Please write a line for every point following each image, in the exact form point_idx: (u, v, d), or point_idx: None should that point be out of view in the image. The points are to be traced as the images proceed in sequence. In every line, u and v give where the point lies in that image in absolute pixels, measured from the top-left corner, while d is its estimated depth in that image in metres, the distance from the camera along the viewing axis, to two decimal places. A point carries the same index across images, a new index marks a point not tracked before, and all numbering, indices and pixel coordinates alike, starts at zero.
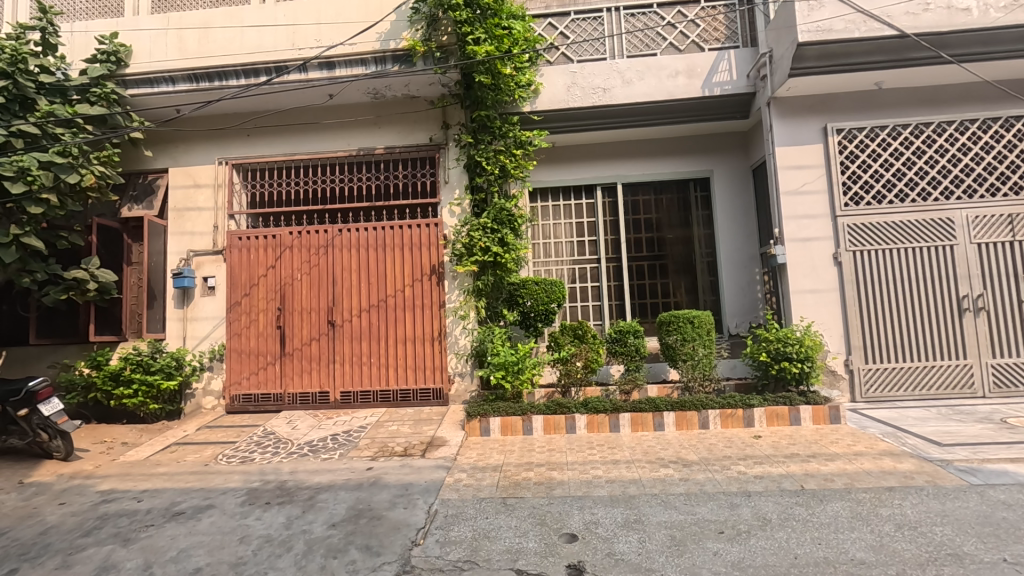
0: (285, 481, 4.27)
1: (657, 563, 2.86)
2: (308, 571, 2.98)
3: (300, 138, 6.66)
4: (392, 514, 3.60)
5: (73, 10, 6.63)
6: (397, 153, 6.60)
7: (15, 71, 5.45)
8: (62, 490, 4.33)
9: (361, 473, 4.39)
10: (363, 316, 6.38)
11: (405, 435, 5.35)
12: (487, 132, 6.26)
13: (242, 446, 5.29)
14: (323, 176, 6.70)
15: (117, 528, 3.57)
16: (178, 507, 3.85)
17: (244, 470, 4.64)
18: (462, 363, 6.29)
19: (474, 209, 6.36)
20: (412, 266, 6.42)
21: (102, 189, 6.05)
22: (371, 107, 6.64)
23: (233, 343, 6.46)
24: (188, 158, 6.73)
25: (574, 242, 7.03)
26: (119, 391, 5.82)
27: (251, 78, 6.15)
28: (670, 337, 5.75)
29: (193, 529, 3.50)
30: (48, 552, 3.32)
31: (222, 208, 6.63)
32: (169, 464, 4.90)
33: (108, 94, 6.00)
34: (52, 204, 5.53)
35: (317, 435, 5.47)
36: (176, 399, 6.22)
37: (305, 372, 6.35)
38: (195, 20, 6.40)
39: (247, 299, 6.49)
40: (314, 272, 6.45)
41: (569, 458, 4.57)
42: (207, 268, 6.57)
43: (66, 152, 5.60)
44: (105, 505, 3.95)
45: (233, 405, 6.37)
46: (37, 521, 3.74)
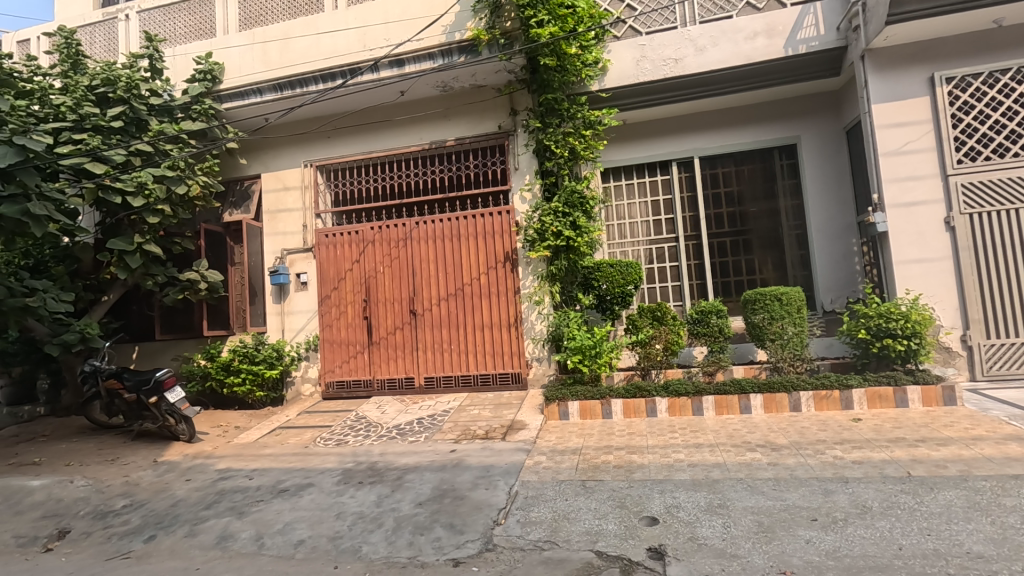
0: (375, 462, 4.54)
1: (743, 549, 2.75)
2: (397, 546, 3.16)
3: (376, 136, 6.93)
4: (474, 494, 3.72)
5: (174, 36, 7.29)
6: (467, 143, 6.71)
7: (130, 96, 6.08)
8: (187, 468, 4.88)
9: (444, 455, 4.56)
10: (442, 304, 6.59)
11: (486, 419, 5.49)
12: (555, 115, 6.20)
13: (337, 429, 5.68)
14: (398, 171, 6.94)
15: (233, 503, 3.97)
16: (283, 485, 4.21)
17: (339, 452, 4.98)
18: (539, 348, 6.34)
19: (545, 193, 6.34)
20: (486, 253, 6.52)
21: (207, 197, 6.66)
22: (440, 100, 6.78)
23: (325, 334, 6.91)
24: (277, 163, 7.23)
25: (650, 221, 6.82)
26: (230, 379, 6.43)
27: (329, 82, 6.46)
28: (757, 316, 5.46)
29: (296, 505, 3.82)
30: (178, 522, 3.77)
31: (309, 208, 7.07)
32: (275, 446, 5.37)
33: (207, 109, 6.56)
34: (166, 214, 6.19)
35: (404, 419, 5.75)
36: (279, 386, 6.75)
37: (391, 360, 6.68)
38: (276, 32, 6.81)
39: (336, 292, 6.89)
40: (394, 264, 6.74)
41: (649, 441, 4.50)
42: (300, 265, 7.04)
43: (175, 165, 6.21)
44: (222, 481, 4.41)
45: (328, 391, 6.82)
46: (168, 494, 4.25)
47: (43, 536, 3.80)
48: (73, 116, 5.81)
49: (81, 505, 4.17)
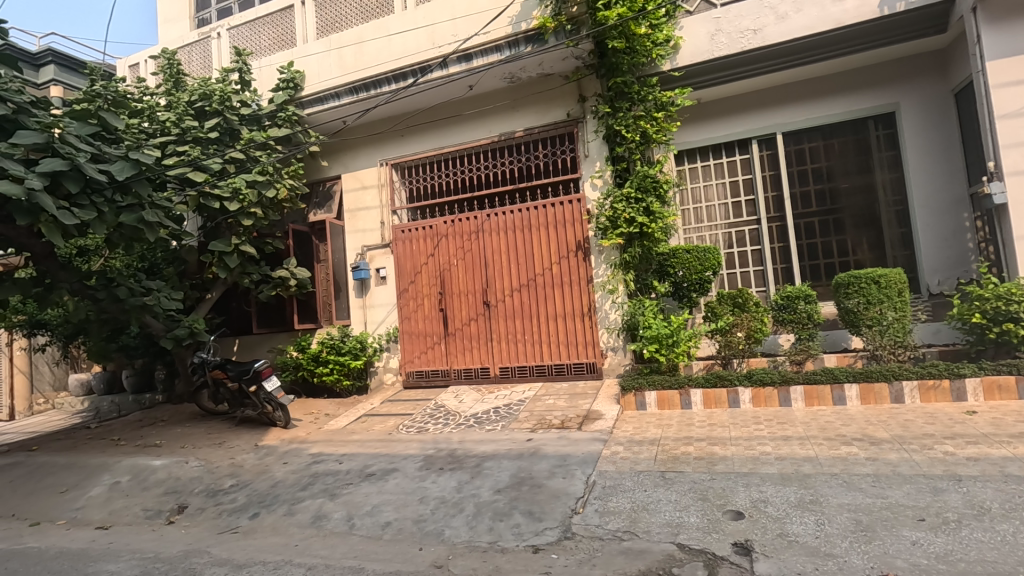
0: (454, 449, 4.68)
1: (840, 549, 2.59)
2: (478, 531, 3.26)
3: (446, 131, 7.07)
4: (551, 482, 3.74)
5: (260, 49, 7.79)
6: (536, 133, 6.69)
7: (223, 108, 6.58)
8: (284, 452, 5.25)
9: (521, 444, 4.62)
10: (515, 295, 6.65)
11: (561, 408, 5.50)
12: (625, 99, 6.05)
13: (418, 417, 5.90)
14: (469, 165, 7.05)
15: (325, 485, 4.24)
16: (370, 469, 4.44)
17: (421, 439, 5.18)
18: (614, 337, 6.26)
19: (617, 179, 6.21)
20: (558, 243, 6.50)
21: (293, 199, 7.10)
22: (508, 92, 6.80)
23: (404, 326, 7.17)
24: (356, 163, 7.56)
25: (728, 204, 6.51)
26: (319, 369, 6.86)
27: (400, 81, 6.67)
28: (850, 301, 5.08)
29: (382, 489, 4.01)
30: (278, 501, 4.08)
31: (386, 206, 7.34)
32: (361, 432, 5.67)
33: (290, 116, 6.97)
34: (258, 216, 6.67)
35: (481, 408, 5.87)
36: (363, 375, 7.11)
37: (466, 350, 6.83)
38: (350, 37, 7.10)
39: (413, 286, 7.13)
40: (468, 257, 6.87)
41: (732, 433, 4.32)
42: (379, 260, 7.35)
43: (265, 171, 6.67)
44: (315, 465, 4.71)
45: (408, 380, 7.09)
46: (268, 476, 4.60)
47: (166, 510, 4.26)
48: (177, 130, 6.37)
49: (196, 483, 4.61)
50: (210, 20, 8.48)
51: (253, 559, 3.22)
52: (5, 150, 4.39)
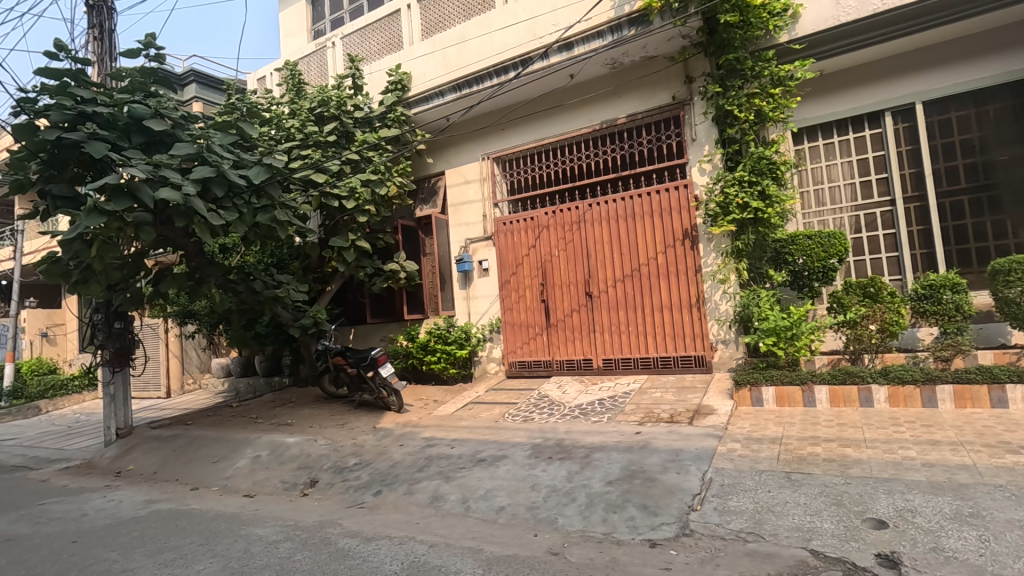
0: (562, 439, 4.70)
1: (1012, 570, 2.29)
2: (592, 521, 3.26)
3: (547, 122, 7.09)
4: (664, 477, 3.64)
5: (369, 54, 8.24)
6: (639, 119, 6.51)
7: (340, 113, 7.08)
8: (400, 434, 5.56)
9: (630, 437, 4.54)
10: (618, 285, 6.53)
11: (670, 402, 5.34)
12: (737, 76, 5.71)
13: (523, 406, 6.01)
14: (569, 155, 7.01)
15: (440, 467, 4.44)
16: (481, 455, 4.58)
17: (528, 428, 5.27)
18: (725, 329, 5.97)
19: (727, 162, 5.88)
20: (664, 231, 6.29)
21: (402, 196, 7.50)
22: (610, 78, 6.65)
23: (507, 317, 7.30)
24: (459, 159, 7.79)
25: (855, 184, 5.94)
26: (428, 357, 7.21)
27: (502, 75, 6.77)
28: (1010, 291, 4.46)
29: (494, 474, 4.13)
30: (398, 480, 4.34)
31: (488, 199, 7.51)
32: (469, 419, 5.88)
33: (399, 117, 7.34)
34: (372, 213, 7.13)
35: (586, 400, 5.86)
36: (468, 364, 7.35)
37: (569, 341, 6.83)
38: (454, 37, 7.30)
39: (515, 277, 7.23)
40: (570, 247, 6.85)
41: (866, 434, 3.96)
42: (481, 252, 7.53)
43: (378, 170, 7.13)
44: (429, 448, 4.94)
45: (511, 370, 7.22)
46: (387, 456, 4.90)
47: (300, 483, 4.69)
48: (301, 135, 6.92)
49: (324, 460, 5.02)
50: (325, 31, 9.11)
51: (380, 533, 3.46)
52: (166, 161, 5.00)
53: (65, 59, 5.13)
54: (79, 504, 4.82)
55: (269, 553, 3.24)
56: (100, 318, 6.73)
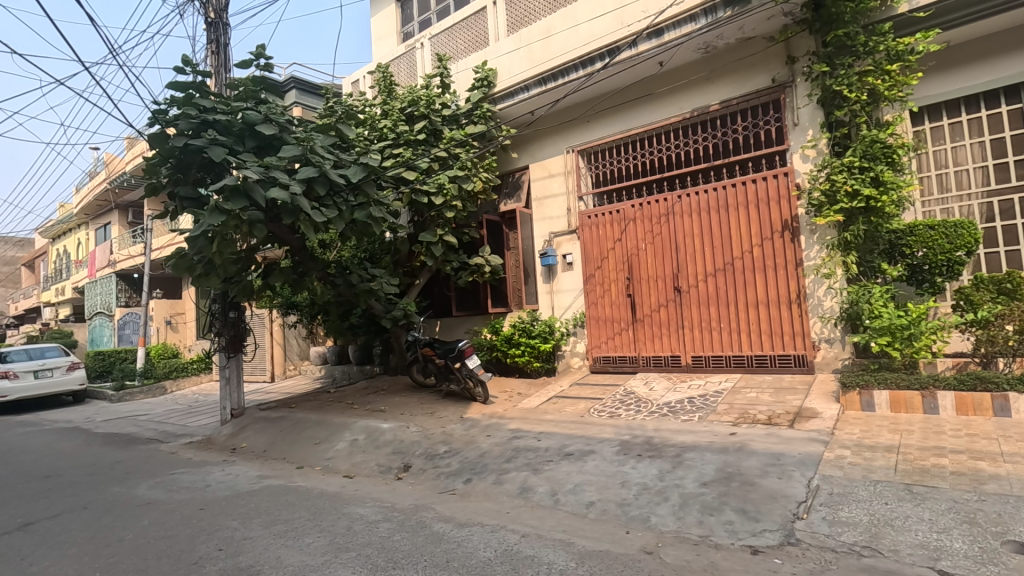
0: (651, 437, 4.59)
1: None
2: (687, 522, 3.16)
3: (634, 112, 6.92)
4: (765, 481, 3.46)
5: (456, 52, 8.43)
6: (734, 104, 6.19)
7: (429, 111, 7.31)
8: (486, 425, 5.67)
9: (724, 438, 4.35)
10: (710, 280, 6.27)
11: (767, 403, 5.06)
12: (848, 53, 5.26)
13: (608, 402, 5.93)
14: (657, 146, 6.81)
15: (528, 459, 4.48)
16: (568, 449, 4.57)
17: (615, 424, 5.20)
18: (829, 327, 5.56)
19: (835, 147, 5.46)
20: (761, 223, 5.95)
21: (487, 191, 7.62)
22: (703, 63, 6.38)
23: (591, 311, 7.22)
24: (543, 153, 7.80)
25: (986, 167, 5.32)
26: (512, 350, 7.30)
27: (588, 66, 6.69)
28: None
29: (583, 469, 4.11)
30: (487, 470, 4.43)
31: (573, 192, 7.45)
32: (554, 413, 5.89)
33: (485, 113, 7.46)
34: (459, 209, 7.30)
35: (674, 397, 5.68)
36: (552, 358, 7.38)
37: (656, 337, 6.65)
38: (539, 31, 7.30)
39: (600, 271, 7.14)
40: (657, 241, 6.66)
41: (1002, 447, 3.55)
42: (566, 246, 7.50)
43: (465, 166, 7.29)
44: (516, 440, 5.00)
45: (596, 365, 7.14)
46: (475, 446, 5.01)
47: (395, 467, 4.92)
48: (392, 135, 7.21)
49: (416, 446, 5.23)
50: (413, 33, 9.42)
51: (473, 519, 3.55)
52: (276, 162, 5.40)
53: (191, 73, 5.66)
54: (203, 475, 5.34)
55: (370, 532, 3.42)
56: (218, 308, 7.40)
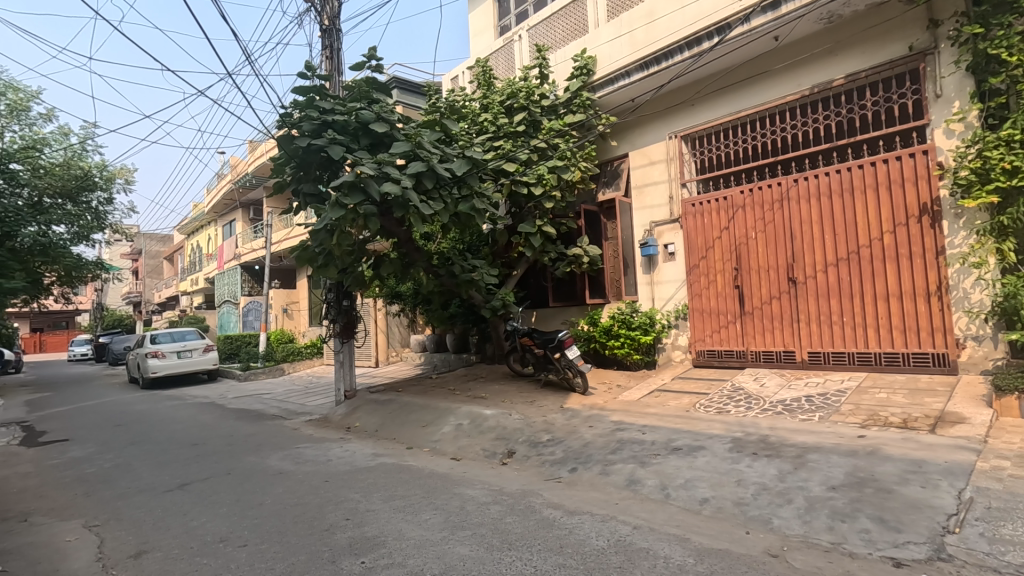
0: (767, 436, 4.35)
1: None
2: (815, 528, 2.97)
3: (745, 93, 6.55)
4: (905, 490, 3.15)
5: (555, 42, 8.40)
6: (862, 78, 5.66)
7: (529, 103, 7.37)
8: (588, 416, 5.66)
9: (852, 441, 4.02)
10: (831, 271, 5.79)
11: (900, 405, 4.61)
12: (1007, 11, 4.64)
13: (715, 397, 5.69)
14: (771, 127, 6.38)
15: (634, 452, 4.41)
16: (676, 444, 4.44)
17: (724, 420, 4.98)
18: (977, 324, 4.95)
19: (987, 121, 4.84)
20: (893, 207, 5.39)
21: (585, 181, 7.57)
22: (826, 35, 5.88)
23: (695, 303, 6.95)
24: (644, 140, 7.59)
25: None
26: (611, 342, 7.23)
27: (694, 47, 6.41)
28: None
29: (693, 464, 3.98)
30: (592, 460, 4.42)
31: (675, 179, 7.18)
32: (657, 406, 5.75)
33: (584, 101, 7.39)
34: (558, 199, 7.28)
35: (789, 395, 5.33)
36: (652, 351, 7.23)
37: (767, 331, 6.28)
38: (642, 15, 7.09)
39: (705, 261, 6.84)
40: (770, 229, 6.27)
41: None
42: (668, 235, 7.26)
43: (564, 156, 7.28)
44: (620, 432, 4.94)
45: (699, 359, 6.87)
46: (579, 436, 5.01)
47: (500, 452, 5.05)
48: (493, 128, 7.34)
49: (519, 433, 5.33)
50: (510, 26, 9.49)
51: (582, 508, 3.56)
52: (388, 158, 5.68)
53: (313, 78, 6.11)
54: (324, 451, 5.79)
55: (483, 513, 3.54)
56: (333, 297, 7.98)
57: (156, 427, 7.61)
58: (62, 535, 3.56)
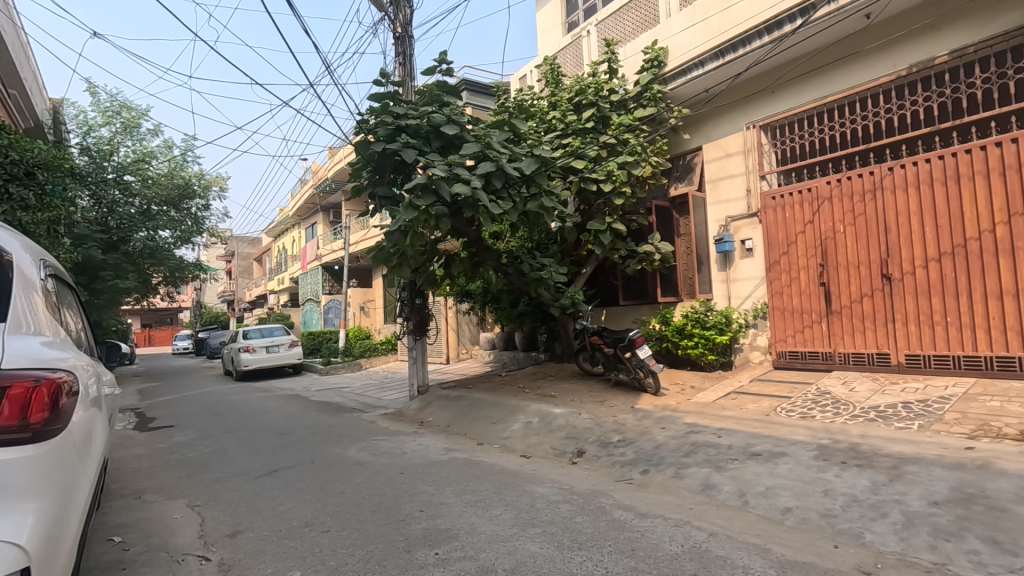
0: (858, 444, 4.06)
1: None
2: (914, 545, 2.74)
3: (832, 77, 6.14)
4: (1022, 509, 2.84)
5: (624, 35, 8.25)
6: (970, 54, 5.15)
7: (598, 99, 7.28)
8: (660, 417, 5.52)
9: (958, 453, 3.67)
10: (932, 266, 5.30)
11: (1015, 415, 4.16)
12: None
13: (799, 401, 5.37)
14: (861, 112, 5.94)
15: (709, 456, 4.25)
16: (755, 449, 4.24)
17: (809, 426, 4.70)
18: None
19: None
20: (1007, 195, 4.85)
21: (656, 176, 7.40)
22: (926, 8, 5.42)
23: (775, 302, 6.59)
24: (719, 131, 7.31)
25: None
26: (684, 342, 7.00)
27: (775, 31, 6.09)
28: None
29: (774, 471, 3.79)
30: (664, 462, 4.31)
31: (754, 171, 6.86)
32: (735, 409, 5.51)
33: (656, 94, 7.22)
34: (628, 195, 7.15)
35: (883, 401, 4.94)
36: (728, 352, 6.90)
37: (857, 331, 5.85)
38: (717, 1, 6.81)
39: (786, 258, 6.48)
40: (860, 221, 5.83)
41: None
42: (745, 231, 6.94)
43: (634, 151, 7.14)
44: (694, 434, 4.78)
45: (780, 361, 6.51)
46: (650, 437, 4.89)
47: (569, 452, 5.03)
48: (561, 125, 7.31)
49: (589, 432, 5.29)
50: (578, 22, 9.41)
51: (654, 511, 3.48)
52: (458, 160, 5.79)
53: (387, 85, 6.33)
54: (400, 443, 6.01)
55: (553, 511, 3.54)
56: (407, 295, 8.26)
57: (248, 417, 8.19)
58: (169, 512, 3.92)
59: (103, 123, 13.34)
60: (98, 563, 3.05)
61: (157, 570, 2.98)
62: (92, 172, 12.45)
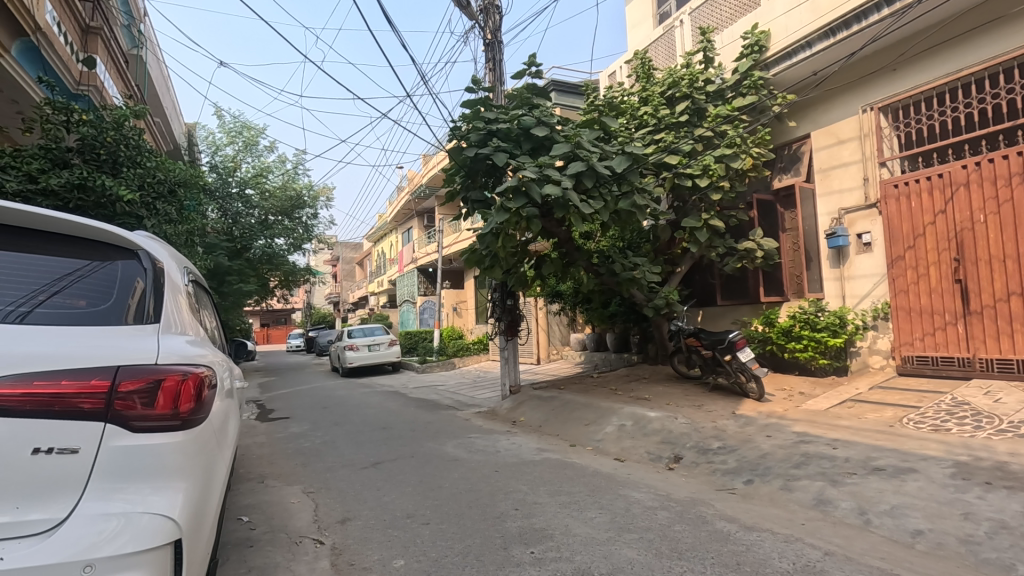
0: (1006, 463, 3.57)
1: None
2: None
3: (966, 47, 5.46)
4: None
5: (720, 22, 7.87)
6: None
7: (693, 90, 6.99)
8: (765, 425, 5.18)
9: None
10: None
11: None
12: None
13: (929, 412, 4.83)
14: (1006, 84, 5.23)
15: (822, 468, 3.93)
16: (877, 463, 3.86)
17: (942, 440, 4.20)
18: None
19: None
20: None
21: (758, 168, 6.99)
22: None
23: (899, 301, 5.97)
24: (831, 116, 6.77)
25: None
26: (791, 344, 6.58)
27: (896, 2, 5.52)
28: None
29: (901, 489, 3.42)
30: (771, 473, 4.05)
31: (872, 158, 6.27)
32: (851, 419, 5.06)
33: (756, 81, 6.82)
34: (726, 189, 6.81)
35: None
36: (841, 356, 6.47)
37: (1003, 334, 5.13)
38: None
39: (912, 252, 5.83)
40: (1006, 209, 5.10)
41: None
42: (861, 224, 6.41)
43: (733, 143, 6.79)
44: (804, 445, 4.44)
45: (906, 367, 5.88)
46: (755, 446, 4.61)
47: (666, 457, 4.87)
48: (653, 121, 7.11)
49: (687, 438, 5.08)
50: (669, 12, 9.09)
51: (760, 524, 3.28)
52: (548, 161, 5.79)
53: (478, 91, 6.48)
54: (493, 442, 6.12)
55: (650, 518, 3.44)
56: (498, 297, 8.40)
57: (353, 411, 8.73)
58: (287, 497, 4.27)
59: (228, 143, 14.87)
60: (230, 539, 3.40)
61: (279, 549, 3.25)
62: (220, 187, 13.92)
